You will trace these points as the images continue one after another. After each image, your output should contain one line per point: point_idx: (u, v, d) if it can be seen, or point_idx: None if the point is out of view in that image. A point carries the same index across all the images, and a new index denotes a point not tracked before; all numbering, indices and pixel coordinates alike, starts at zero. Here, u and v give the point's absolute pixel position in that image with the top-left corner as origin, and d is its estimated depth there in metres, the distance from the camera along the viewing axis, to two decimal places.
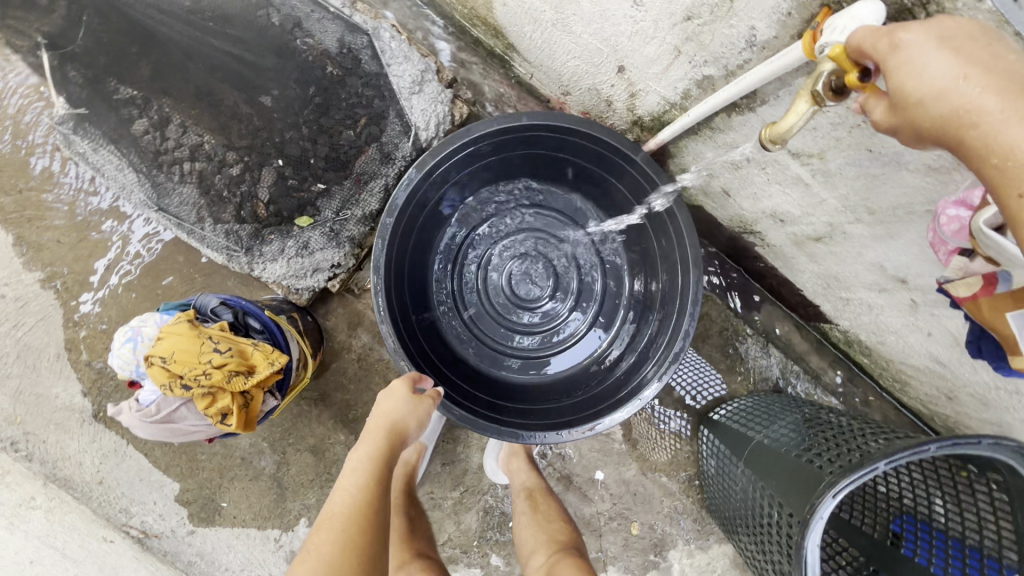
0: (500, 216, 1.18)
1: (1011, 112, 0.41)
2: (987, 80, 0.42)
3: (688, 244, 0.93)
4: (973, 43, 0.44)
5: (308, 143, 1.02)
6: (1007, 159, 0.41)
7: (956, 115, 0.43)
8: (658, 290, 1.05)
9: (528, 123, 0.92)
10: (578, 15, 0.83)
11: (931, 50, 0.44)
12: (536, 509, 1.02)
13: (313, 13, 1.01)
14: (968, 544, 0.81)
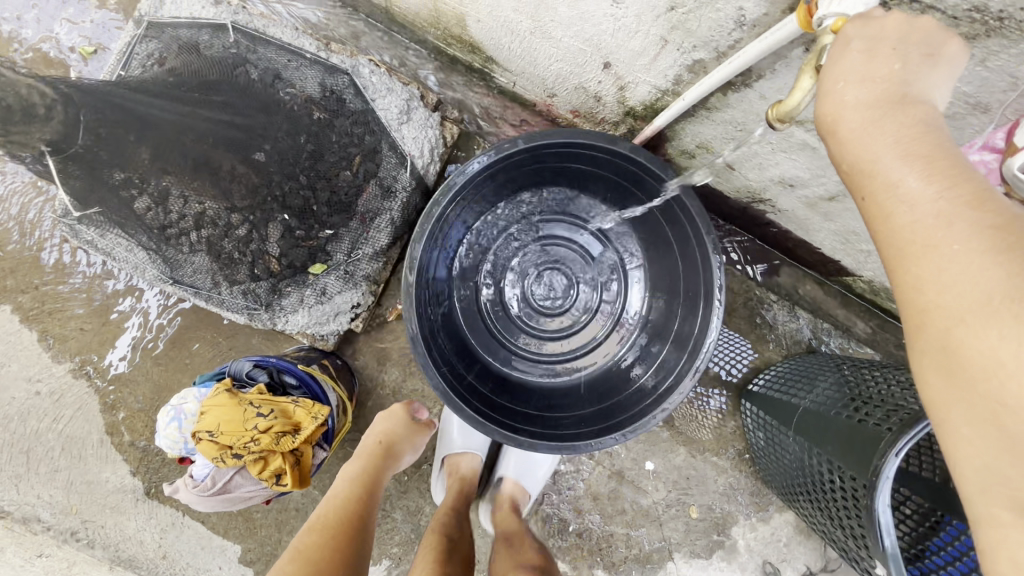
0: (512, 231, 1.17)
1: (864, 127, 0.45)
2: (870, 91, 0.45)
3: (710, 245, 0.92)
4: (893, 44, 0.45)
5: (308, 192, 1.00)
6: (854, 167, 0.45)
7: (827, 119, 0.47)
8: (679, 275, 1.04)
9: (524, 147, 0.91)
10: (557, 21, 0.82)
11: (850, 50, 0.46)
12: (512, 544, 0.98)
13: (291, 62, 1.04)
14: None
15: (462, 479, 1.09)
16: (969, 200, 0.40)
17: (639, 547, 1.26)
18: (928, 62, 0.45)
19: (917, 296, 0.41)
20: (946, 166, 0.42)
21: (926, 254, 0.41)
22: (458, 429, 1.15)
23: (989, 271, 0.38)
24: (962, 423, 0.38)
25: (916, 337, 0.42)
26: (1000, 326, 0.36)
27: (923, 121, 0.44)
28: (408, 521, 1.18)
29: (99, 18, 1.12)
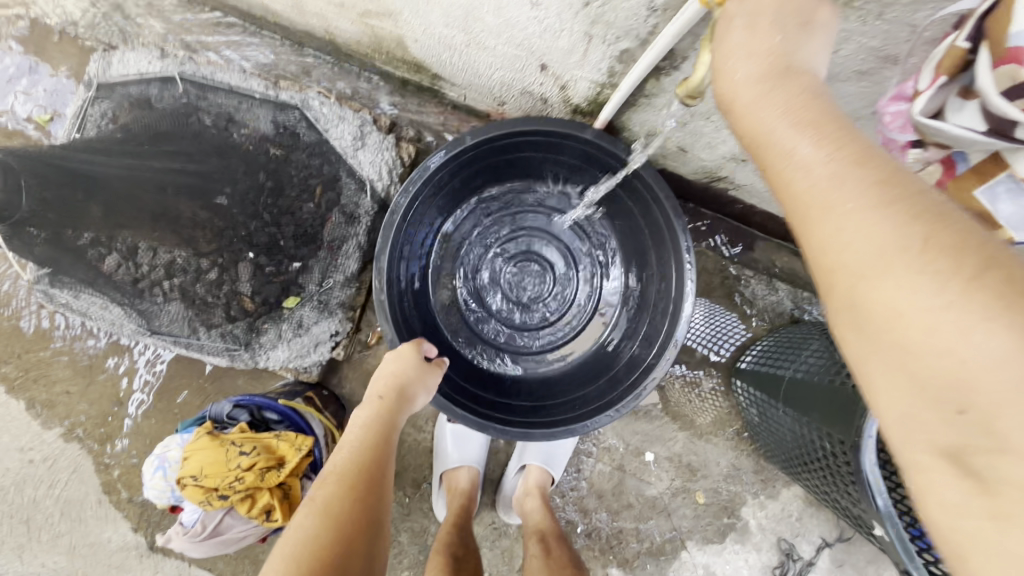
0: (482, 230, 1.19)
1: (757, 97, 0.46)
2: (759, 63, 0.46)
3: (673, 212, 0.93)
4: (772, 19, 0.47)
5: (273, 228, 1.04)
6: (753, 138, 0.46)
7: (725, 97, 0.49)
8: (650, 250, 1.04)
9: (472, 141, 0.93)
10: (487, 30, 0.83)
11: (735, 28, 0.48)
12: (548, 548, 0.98)
13: (241, 104, 1.07)
14: None
15: (463, 492, 1.09)
16: (858, 157, 0.41)
17: (650, 540, 1.25)
18: (805, 31, 0.47)
19: (822, 256, 0.41)
20: (834, 127, 0.43)
21: (823, 214, 0.41)
22: (452, 442, 1.15)
23: (880, 221, 0.38)
24: (881, 371, 0.38)
25: (829, 296, 0.42)
26: (893, 275, 0.37)
27: (808, 86, 0.45)
28: (415, 543, 1.18)
29: (53, 85, 1.14)
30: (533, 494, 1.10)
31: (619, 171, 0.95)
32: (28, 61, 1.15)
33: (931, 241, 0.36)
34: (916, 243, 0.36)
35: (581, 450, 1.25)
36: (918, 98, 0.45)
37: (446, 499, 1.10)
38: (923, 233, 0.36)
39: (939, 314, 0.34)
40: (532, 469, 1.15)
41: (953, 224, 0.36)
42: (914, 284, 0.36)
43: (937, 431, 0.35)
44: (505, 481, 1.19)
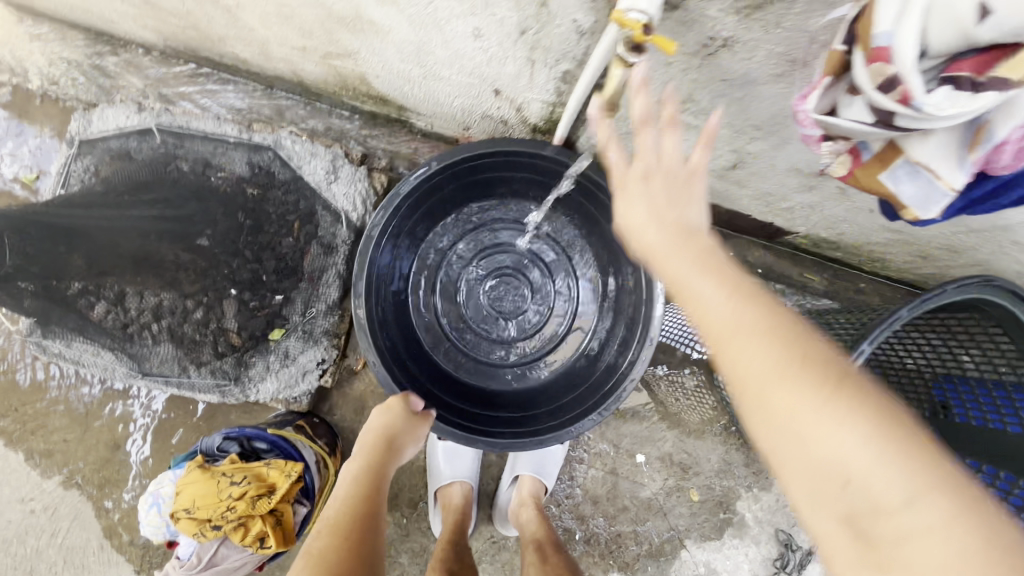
0: (458, 250, 1.23)
1: (663, 245, 0.55)
2: (657, 221, 0.56)
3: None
4: (659, 185, 0.58)
5: (255, 264, 1.09)
6: (665, 279, 0.54)
7: (640, 245, 0.57)
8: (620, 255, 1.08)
9: (438, 166, 0.97)
10: (439, 62, 0.88)
11: (632, 194, 0.59)
12: (545, 556, 0.98)
13: (217, 149, 1.12)
14: (1007, 383, 0.92)
15: (457, 508, 1.10)
16: (743, 284, 0.49)
17: (648, 542, 1.26)
18: (687, 189, 0.58)
19: (727, 366, 0.46)
20: (722, 268, 0.52)
21: (726, 330, 0.46)
22: (444, 457, 1.17)
23: (770, 337, 0.44)
24: (789, 461, 0.42)
25: (737, 401, 0.46)
26: (788, 381, 0.42)
27: (702, 237, 0.55)
28: (415, 562, 1.19)
29: (38, 144, 1.20)
30: (528, 504, 1.11)
31: (567, 177, 1.00)
32: (11, 124, 1.20)
33: (810, 352, 0.43)
34: (800, 352, 0.43)
35: (574, 457, 1.27)
36: (812, 91, 0.49)
37: (441, 515, 1.11)
38: (804, 346, 0.44)
39: (827, 415, 0.40)
40: (525, 477, 1.17)
41: (818, 340, 0.45)
42: (806, 386, 0.41)
43: (840, 509, 0.39)
44: (501, 493, 1.21)
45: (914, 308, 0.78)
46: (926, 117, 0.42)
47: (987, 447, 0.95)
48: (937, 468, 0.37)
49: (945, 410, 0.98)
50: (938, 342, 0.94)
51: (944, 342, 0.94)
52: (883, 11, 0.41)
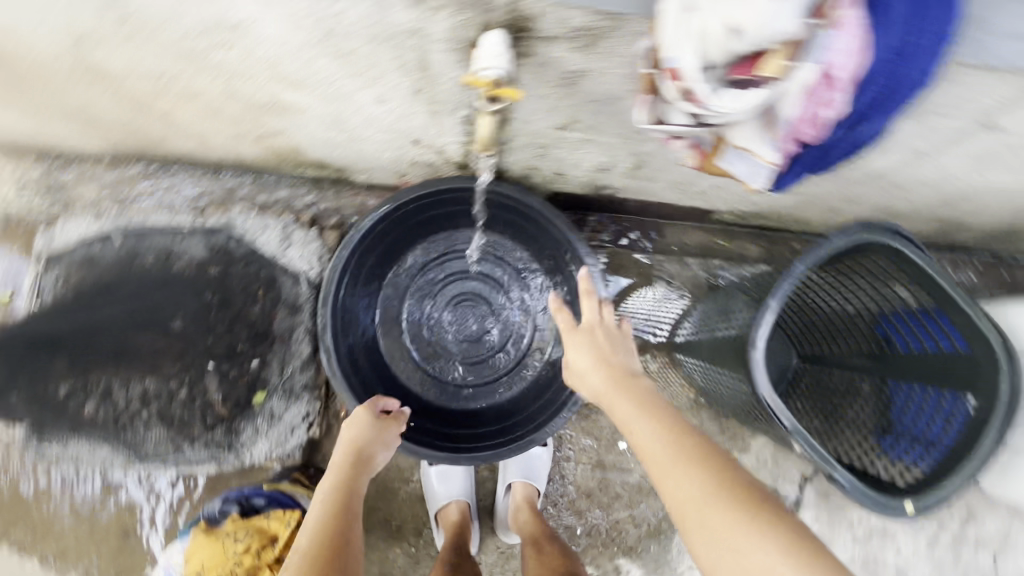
0: (417, 286, 1.32)
1: (618, 399, 0.78)
2: (611, 380, 0.81)
3: (566, 227, 1.11)
4: (604, 349, 0.86)
5: (228, 335, 1.18)
6: (622, 423, 0.75)
7: (603, 397, 0.81)
8: (563, 264, 1.19)
9: (378, 217, 1.08)
10: (358, 126, 0.97)
11: (589, 359, 0.85)
12: (540, 552, 1.06)
13: (174, 238, 1.20)
14: (927, 309, 1.00)
15: (457, 522, 1.18)
16: (673, 423, 0.71)
17: (647, 523, 1.33)
18: (627, 354, 0.87)
19: (672, 495, 0.64)
20: (661, 416, 0.73)
21: (668, 468, 0.66)
22: (438, 478, 1.23)
23: (699, 472, 0.64)
24: (720, 567, 0.59)
25: (682, 521, 0.63)
26: (716, 506, 0.61)
27: (641, 384, 0.79)
28: None
29: None
30: (523, 508, 1.19)
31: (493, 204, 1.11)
32: None
33: (722, 478, 0.63)
34: (716, 481, 0.63)
35: (562, 457, 1.34)
36: (640, 104, 0.60)
37: (443, 538, 1.17)
38: (716, 471, 0.64)
39: (744, 531, 0.58)
40: (517, 485, 1.23)
41: (730, 467, 0.65)
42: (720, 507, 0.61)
43: None
44: (499, 504, 1.26)
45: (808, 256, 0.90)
46: (721, 113, 0.54)
47: (929, 371, 1.03)
48: (819, 563, 0.56)
49: (888, 343, 1.08)
50: (863, 281, 1.05)
51: (868, 281, 1.05)
52: (666, 38, 0.52)
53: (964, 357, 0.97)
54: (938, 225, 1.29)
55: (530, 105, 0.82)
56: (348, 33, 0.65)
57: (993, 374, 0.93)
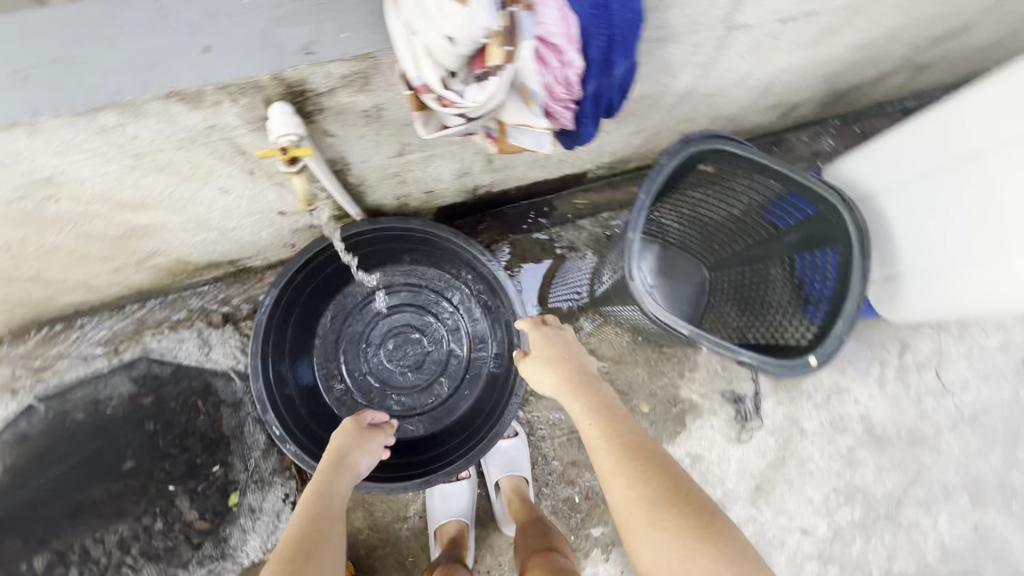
0: (346, 338, 1.37)
1: (576, 406, 0.92)
2: (569, 387, 0.95)
3: (451, 236, 1.20)
4: (558, 356, 0.99)
5: (182, 453, 1.20)
6: (581, 424, 0.90)
7: (564, 400, 0.95)
8: (469, 268, 1.29)
9: (277, 292, 1.15)
10: (221, 219, 1.02)
11: (547, 369, 0.99)
12: (527, 533, 1.13)
13: (97, 385, 1.22)
14: (789, 190, 1.15)
15: (455, 533, 1.24)
16: (626, 435, 0.85)
17: None
18: (581, 361, 1.00)
19: (617, 492, 0.81)
20: (609, 420, 0.87)
21: (618, 469, 0.81)
22: (439, 496, 1.28)
23: (639, 475, 0.80)
24: (648, 552, 0.76)
25: (624, 517, 0.79)
26: (649, 500, 0.77)
27: (596, 389, 0.93)
28: None
29: None
30: (512, 497, 1.26)
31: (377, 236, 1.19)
32: None
33: (667, 488, 0.78)
34: (661, 489, 0.78)
35: (538, 439, 1.40)
36: (412, 121, 0.66)
37: (439, 552, 1.23)
38: (662, 482, 0.78)
39: (670, 524, 0.75)
40: (503, 479, 1.30)
41: (664, 466, 0.81)
42: (664, 509, 0.76)
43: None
44: (494, 498, 1.33)
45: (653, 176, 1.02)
46: (478, 108, 0.61)
47: (815, 238, 1.17)
48: (725, 548, 0.74)
49: (779, 226, 1.23)
50: (721, 184, 1.20)
51: (724, 182, 1.19)
52: (405, 62, 0.59)
53: (828, 221, 1.13)
54: (775, 112, 1.43)
55: (357, 146, 0.89)
56: (154, 148, 0.71)
57: (841, 227, 1.09)
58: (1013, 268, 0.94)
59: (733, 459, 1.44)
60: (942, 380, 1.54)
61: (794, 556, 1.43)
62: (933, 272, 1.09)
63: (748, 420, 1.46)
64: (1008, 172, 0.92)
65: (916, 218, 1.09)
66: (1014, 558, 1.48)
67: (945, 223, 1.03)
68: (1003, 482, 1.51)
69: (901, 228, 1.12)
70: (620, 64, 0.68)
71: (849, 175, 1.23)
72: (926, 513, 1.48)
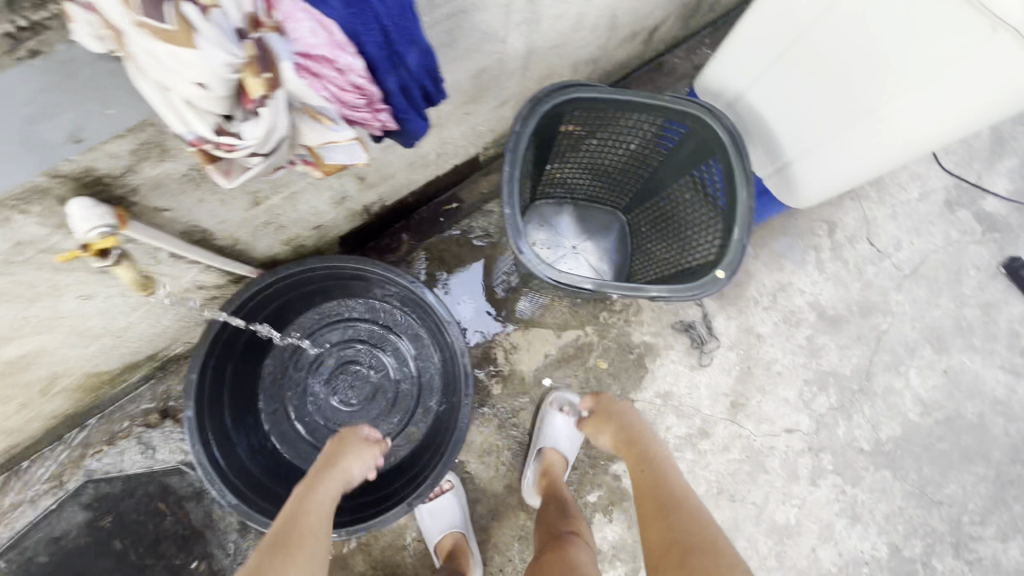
0: (290, 392, 1.34)
1: (631, 462, 1.08)
2: (626, 450, 1.11)
3: (352, 262, 1.18)
4: (620, 420, 1.17)
5: (158, 560, 1.18)
6: (633, 476, 1.05)
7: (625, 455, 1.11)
8: (388, 286, 1.27)
9: (198, 373, 1.11)
10: (104, 323, 0.98)
11: (612, 428, 1.17)
12: (551, 508, 1.18)
13: (49, 523, 1.18)
14: (661, 116, 1.13)
15: (454, 543, 1.25)
16: (669, 491, 0.97)
17: None
18: (642, 424, 1.16)
19: (651, 540, 0.91)
20: (655, 477, 1.01)
21: (655, 518, 0.93)
22: (428, 515, 1.28)
23: (671, 524, 0.90)
24: None
25: (651, 565, 0.89)
26: (671, 550, 0.86)
27: (647, 448, 1.08)
28: None
29: None
30: (547, 472, 1.28)
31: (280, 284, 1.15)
32: None
33: (694, 537, 0.87)
34: (695, 541, 0.86)
35: (510, 427, 1.39)
36: (209, 175, 0.63)
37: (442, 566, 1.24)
38: (690, 532, 0.88)
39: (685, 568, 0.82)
40: (547, 450, 1.32)
41: (697, 522, 0.90)
42: (693, 564, 0.82)
43: None
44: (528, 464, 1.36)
45: (516, 141, 1.00)
46: (258, 144, 0.60)
47: (699, 155, 1.16)
48: None
49: (666, 149, 1.22)
50: (599, 128, 1.19)
51: (600, 125, 1.18)
52: (168, 119, 0.57)
53: (704, 136, 1.12)
54: (638, 40, 1.42)
55: (203, 209, 0.86)
56: None
57: (716, 139, 1.08)
58: (875, 121, 0.97)
59: (701, 385, 1.45)
60: (875, 245, 1.56)
61: (787, 456, 1.44)
62: (809, 152, 1.11)
63: (705, 343, 1.46)
64: (833, 37, 0.95)
65: (777, 107, 1.11)
66: (989, 389, 1.52)
67: (803, 101, 1.06)
68: (959, 322, 1.54)
69: (770, 116, 1.14)
70: (411, 52, 0.67)
71: (708, 87, 1.25)
72: (897, 375, 1.50)
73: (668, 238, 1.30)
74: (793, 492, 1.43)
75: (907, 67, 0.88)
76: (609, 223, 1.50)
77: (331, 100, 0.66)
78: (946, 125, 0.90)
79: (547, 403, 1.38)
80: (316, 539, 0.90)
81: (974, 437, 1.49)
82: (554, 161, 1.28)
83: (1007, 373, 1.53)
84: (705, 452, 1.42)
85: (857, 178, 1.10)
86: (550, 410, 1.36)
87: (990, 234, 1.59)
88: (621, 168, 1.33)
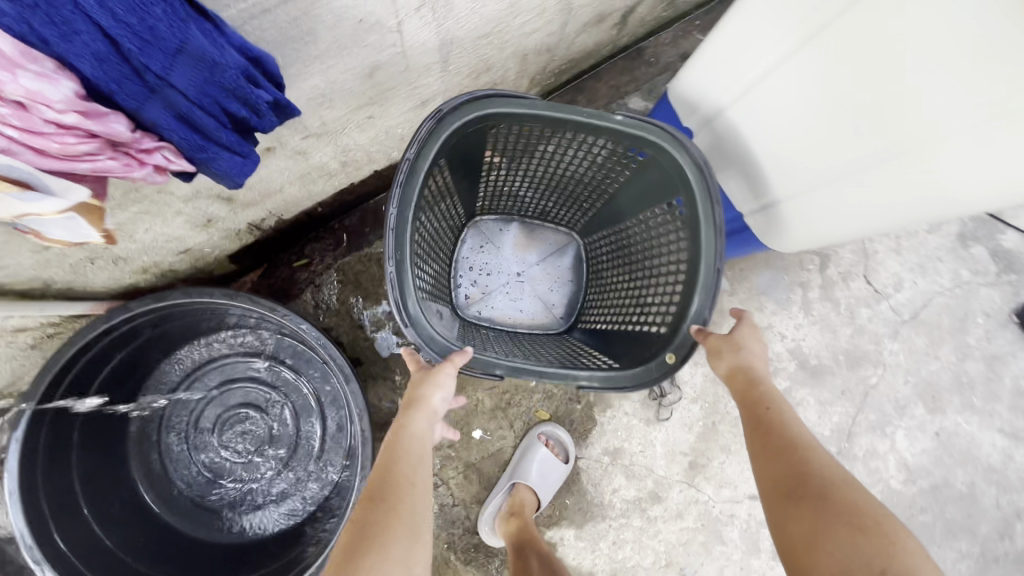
0: (170, 442, 1.13)
1: (740, 387, 0.80)
2: (734, 372, 0.81)
3: (228, 299, 0.97)
4: (734, 335, 0.83)
5: None
6: (746, 398, 0.78)
7: (728, 371, 0.82)
8: (276, 323, 1.05)
9: (26, 430, 0.89)
10: None
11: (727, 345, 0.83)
12: (527, 563, 1.03)
13: None
14: (616, 139, 0.88)
15: None
16: (799, 430, 0.74)
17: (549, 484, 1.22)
18: (755, 337, 0.84)
19: (780, 477, 0.70)
20: (779, 413, 0.76)
21: (786, 455, 0.71)
22: None
23: (813, 469, 0.69)
24: (815, 557, 0.63)
25: (779, 506, 0.69)
26: (818, 502, 0.66)
27: (765, 377, 0.80)
28: None
29: None
30: (521, 513, 1.11)
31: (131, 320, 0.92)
32: None
33: (846, 491, 0.66)
34: (851, 500, 0.65)
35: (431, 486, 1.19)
36: None
37: None
38: (840, 485, 0.67)
39: (845, 529, 0.63)
40: (522, 487, 1.15)
41: (842, 473, 0.69)
42: (849, 534, 0.62)
43: None
44: (497, 494, 1.18)
45: (410, 174, 0.76)
46: None
47: (662, 189, 0.92)
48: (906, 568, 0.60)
49: (626, 174, 0.97)
50: (539, 146, 0.95)
51: (540, 143, 0.94)
52: None
53: (666, 171, 0.88)
54: (607, 24, 1.14)
55: None
56: None
57: (682, 175, 0.85)
58: (899, 167, 0.70)
59: (657, 442, 1.24)
60: (873, 284, 1.33)
61: (749, 527, 1.26)
62: (804, 191, 0.85)
63: (665, 394, 1.24)
64: (850, 47, 0.67)
65: (770, 128, 0.85)
66: (984, 455, 1.33)
67: (802, 131, 0.80)
68: (959, 377, 1.34)
69: (762, 142, 0.88)
70: (176, 68, 0.43)
71: (691, 89, 0.99)
72: (882, 437, 1.31)
73: (624, 277, 1.08)
74: (752, 567, 1.26)
75: (944, 102, 0.62)
76: (562, 245, 1.24)
77: (21, 143, 0.43)
78: (995, 180, 0.64)
79: (537, 434, 1.21)
80: (411, 507, 0.72)
81: (960, 510, 1.31)
82: (489, 177, 1.04)
83: (1005, 438, 1.34)
84: (655, 519, 1.23)
85: (863, 229, 0.85)
86: (534, 442, 1.19)
87: (1007, 275, 1.36)
88: (573, 188, 1.08)
